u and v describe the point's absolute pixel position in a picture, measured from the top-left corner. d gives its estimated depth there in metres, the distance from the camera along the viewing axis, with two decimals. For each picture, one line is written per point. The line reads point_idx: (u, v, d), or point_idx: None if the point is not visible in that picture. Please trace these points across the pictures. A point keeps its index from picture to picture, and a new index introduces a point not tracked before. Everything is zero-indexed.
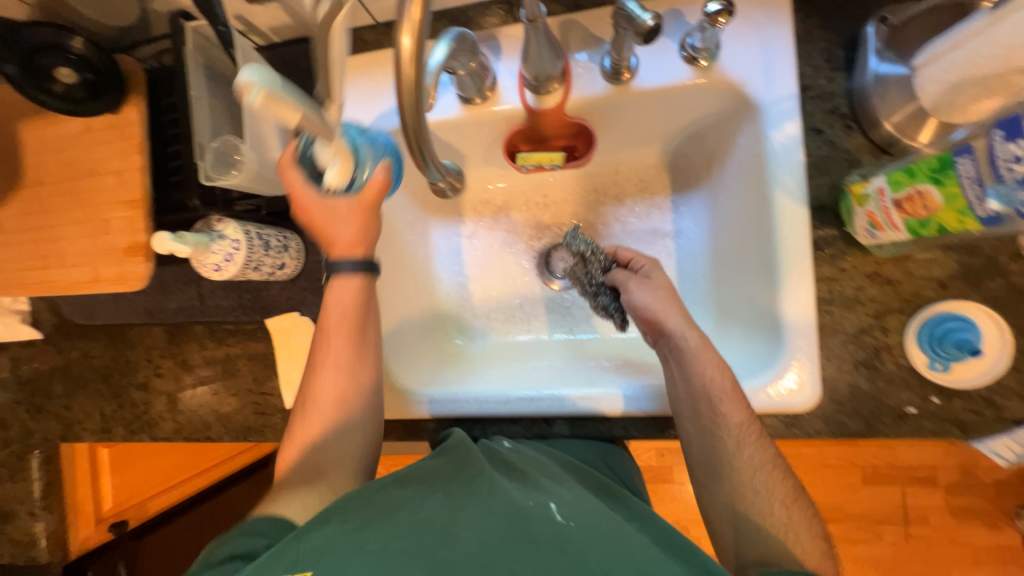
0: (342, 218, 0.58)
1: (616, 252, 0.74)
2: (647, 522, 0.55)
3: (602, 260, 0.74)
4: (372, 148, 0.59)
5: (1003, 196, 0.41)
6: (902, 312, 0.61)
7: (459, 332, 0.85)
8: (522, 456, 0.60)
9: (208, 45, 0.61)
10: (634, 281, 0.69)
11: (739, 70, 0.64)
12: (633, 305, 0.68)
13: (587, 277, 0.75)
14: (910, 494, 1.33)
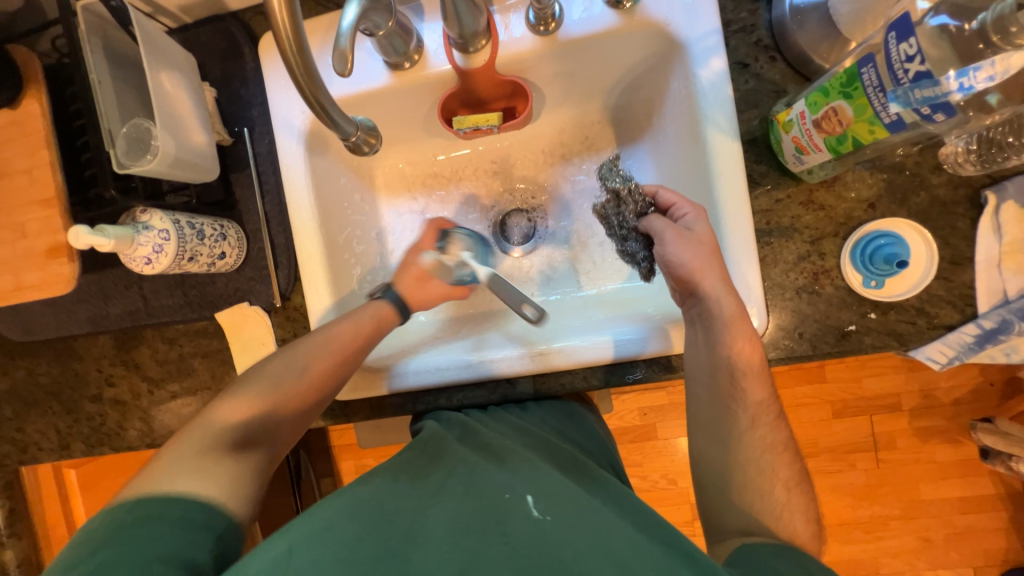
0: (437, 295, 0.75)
1: (656, 193, 0.68)
2: (635, 509, 0.54)
3: (637, 202, 0.71)
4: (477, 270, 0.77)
5: (901, 98, 0.42)
6: (837, 235, 0.63)
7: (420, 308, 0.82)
8: (505, 444, 0.59)
9: (105, 25, 0.57)
10: (672, 233, 0.63)
11: (663, 11, 0.63)
12: (666, 260, 0.63)
13: (618, 220, 0.73)
14: (877, 421, 1.41)
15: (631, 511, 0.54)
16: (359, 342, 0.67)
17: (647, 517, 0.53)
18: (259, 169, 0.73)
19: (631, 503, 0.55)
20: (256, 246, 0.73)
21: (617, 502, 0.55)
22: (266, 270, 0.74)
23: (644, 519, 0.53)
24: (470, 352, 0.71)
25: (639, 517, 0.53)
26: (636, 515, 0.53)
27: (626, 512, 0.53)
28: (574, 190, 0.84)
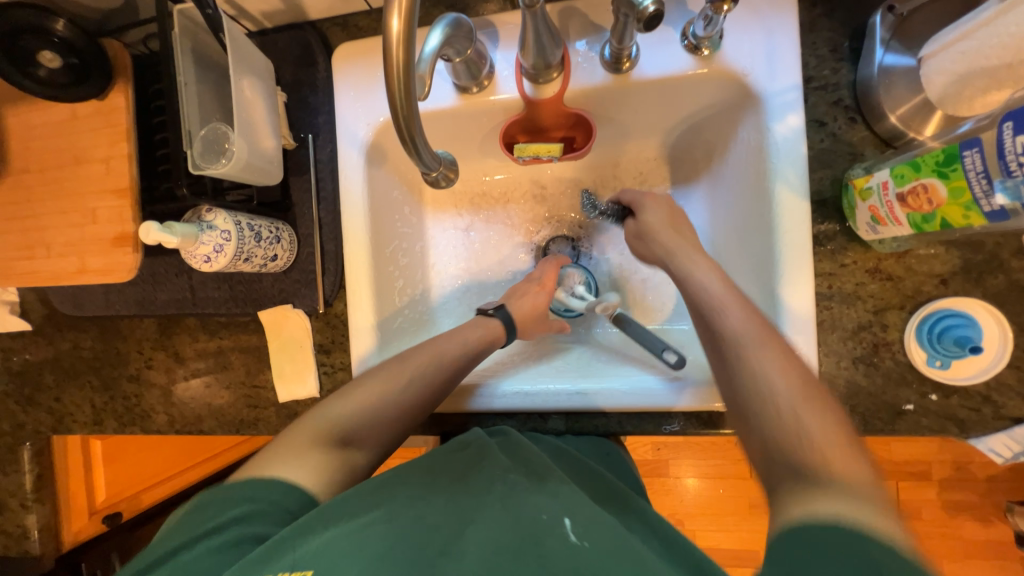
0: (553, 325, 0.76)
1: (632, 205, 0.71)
2: (665, 536, 0.46)
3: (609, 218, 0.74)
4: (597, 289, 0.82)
5: (1010, 191, 0.41)
6: (903, 308, 0.60)
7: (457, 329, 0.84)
8: (552, 469, 0.50)
9: (196, 29, 0.59)
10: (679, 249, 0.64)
11: (742, 60, 0.62)
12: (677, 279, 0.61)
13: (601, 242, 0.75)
14: (904, 489, 1.34)
15: (661, 540, 0.45)
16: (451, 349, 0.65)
17: (679, 541, 0.44)
18: (318, 175, 0.74)
19: (659, 527, 0.47)
20: (306, 250, 0.74)
21: (649, 534, 0.47)
22: (313, 274, 0.75)
23: (677, 543, 0.44)
24: (511, 383, 0.71)
25: (670, 542, 0.44)
26: (668, 542, 0.44)
27: (661, 539, 0.45)
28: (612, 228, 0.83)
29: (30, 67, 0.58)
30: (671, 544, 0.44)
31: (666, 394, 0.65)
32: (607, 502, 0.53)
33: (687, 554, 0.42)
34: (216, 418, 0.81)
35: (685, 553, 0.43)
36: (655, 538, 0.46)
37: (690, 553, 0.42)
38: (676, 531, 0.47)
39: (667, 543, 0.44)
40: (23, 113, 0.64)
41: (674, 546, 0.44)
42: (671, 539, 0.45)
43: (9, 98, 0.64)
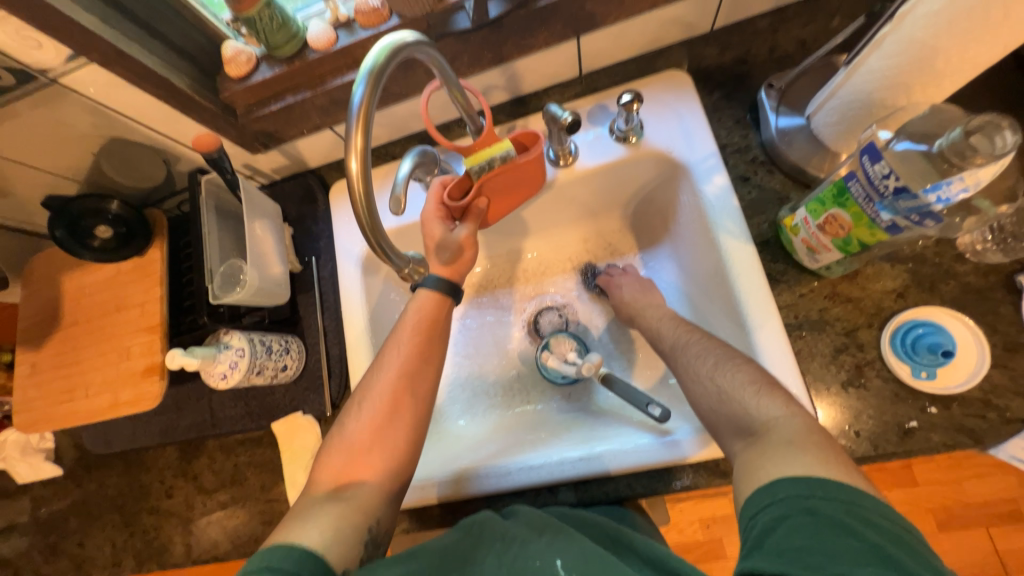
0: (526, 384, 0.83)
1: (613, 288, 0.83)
2: (817, 512, 0.42)
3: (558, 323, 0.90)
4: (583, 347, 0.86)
5: (890, 208, 0.47)
6: (872, 326, 0.62)
7: (461, 414, 0.87)
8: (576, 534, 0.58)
9: (219, 190, 0.73)
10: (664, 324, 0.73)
11: (664, 141, 0.74)
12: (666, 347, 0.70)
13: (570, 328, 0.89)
14: (997, 536, 1.16)
15: (807, 514, 0.42)
16: (406, 359, 0.71)
17: (883, 518, 0.42)
18: (321, 291, 0.84)
19: (818, 508, 0.42)
20: (314, 357, 0.81)
21: (799, 504, 0.43)
22: (320, 379, 0.81)
23: (899, 529, 0.41)
24: (515, 460, 0.72)
25: (857, 523, 0.41)
26: (844, 529, 0.41)
27: (825, 532, 0.41)
28: (577, 298, 0.91)
29: (87, 239, 0.72)
30: (863, 519, 0.41)
31: (654, 450, 0.66)
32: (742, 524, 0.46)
33: (857, 534, 0.40)
34: (232, 543, 0.81)
35: (867, 552, 0.39)
36: (802, 502, 0.43)
37: (886, 552, 0.39)
38: (819, 486, 0.44)
39: (883, 529, 0.41)
40: (77, 277, 0.77)
41: (859, 538, 0.40)
42: (824, 508, 0.42)
43: (66, 267, 0.78)
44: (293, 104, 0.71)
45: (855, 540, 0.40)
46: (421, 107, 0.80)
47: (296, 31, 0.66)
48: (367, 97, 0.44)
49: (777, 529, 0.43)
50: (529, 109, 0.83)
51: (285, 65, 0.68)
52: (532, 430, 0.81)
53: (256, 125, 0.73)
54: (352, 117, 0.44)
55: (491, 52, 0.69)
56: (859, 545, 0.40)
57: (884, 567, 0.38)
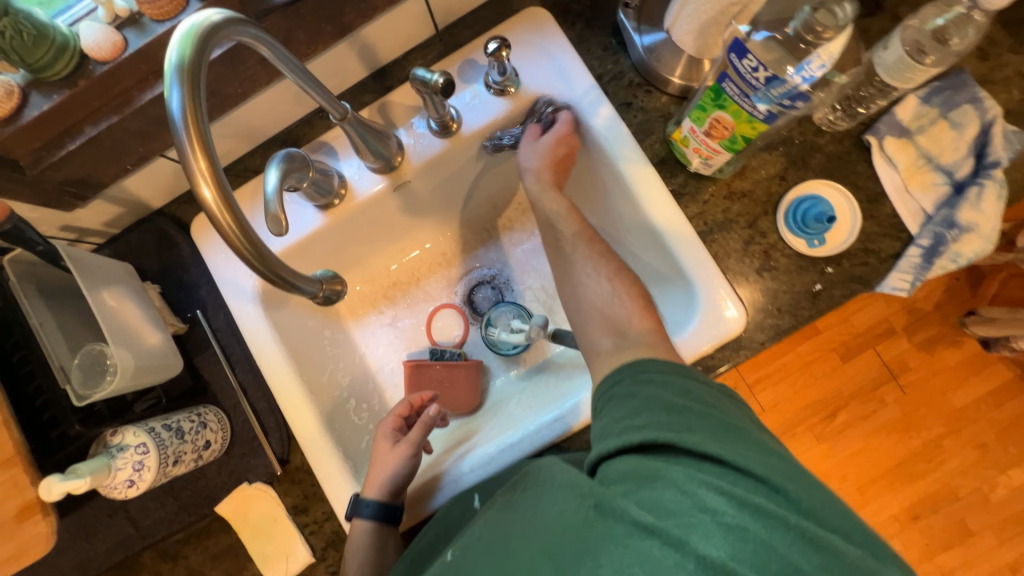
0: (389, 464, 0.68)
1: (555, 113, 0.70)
2: (615, 394, 0.55)
3: (489, 296, 0.88)
4: (517, 311, 0.85)
5: (764, 98, 0.50)
6: (768, 213, 0.68)
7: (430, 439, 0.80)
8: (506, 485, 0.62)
9: (36, 266, 0.57)
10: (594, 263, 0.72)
11: (542, 84, 0.71)
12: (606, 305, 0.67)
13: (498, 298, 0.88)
14: (881, 350, 1.42)
15: (609, 399, 0.56)
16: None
17: (653, 372, 0.55)
18: (222, 344, 0.72)
19: (615, 389, 0.56)
20: (240, 420, 0.71)
21: (634, 383, 0.55)
22: (257, 441, 0.71)
23: (668, 378, 0.54)
24: (494, 443, 0.70)
25: (638, 386, 0.54)
26: (659, 397, 0.51)
27: (647, 399, 0.51)
28: (506, 262, 0.89)
29: None
30: (674, 389, 0.52)
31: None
32: (594, 402, 0.59)
33: (638, 394, 0.53)
34: None
35: (646, 402, 0.51)
36: (642, 375, 0.55)
37: (660, 399, 0.51)
38: (654, 367, 0.55)
39: (656, 383, 0.53)
40: None
41: (668, 402, 0.50)
42: (656, 378, 0.54)
43: None
44: (98, 137, 0.56)
45: (664, 404, 0.50)
46: (269, 105, 0.69)
47: (63, 41, 0.51)
48: (188, 100, 0.37)
49: (612, 406, 0.54)
50: (395, 82, 0.75)
51: (66, 89, 0.53)
52: (500, 410, 0.79)
53: (57, 174, 0.57)
54: (182, 138, 0.37)
55: (330, 25, 0.61)
56: (664, 405, 0.50)
57: (679, 413, 0.48)
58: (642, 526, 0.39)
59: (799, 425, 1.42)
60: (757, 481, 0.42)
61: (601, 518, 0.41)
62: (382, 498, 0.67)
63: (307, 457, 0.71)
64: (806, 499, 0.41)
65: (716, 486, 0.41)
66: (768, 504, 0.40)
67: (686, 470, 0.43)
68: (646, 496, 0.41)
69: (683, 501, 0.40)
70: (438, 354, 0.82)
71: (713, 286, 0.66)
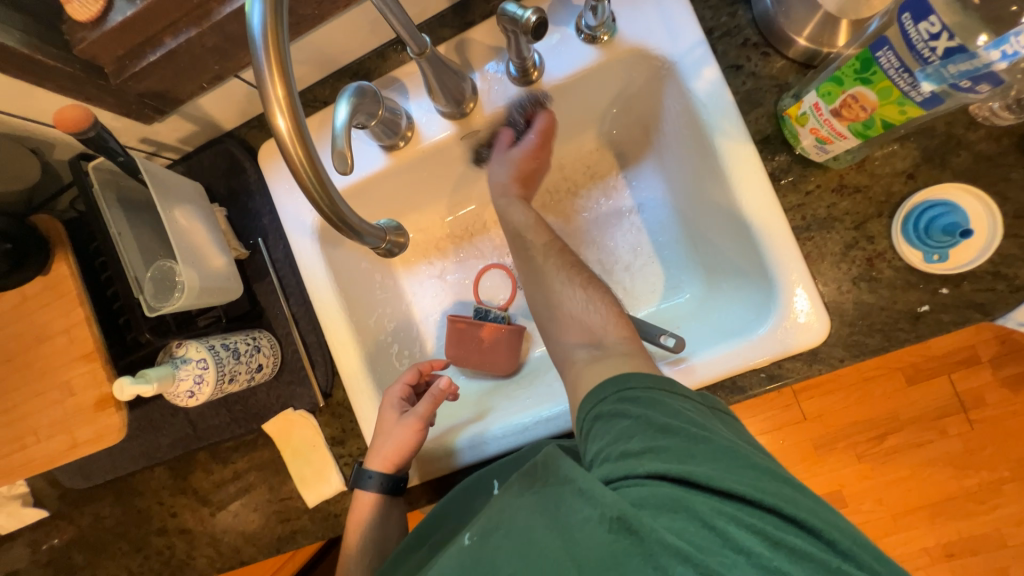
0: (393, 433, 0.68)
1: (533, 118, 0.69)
2: (601, 414, 0.53)
3: None
4: None
5: (933, 76, 0.42)
6: (882, 215, 0.59)
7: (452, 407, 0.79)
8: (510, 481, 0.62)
9: (117, 177, 0.59)
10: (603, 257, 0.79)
11: (641, 35, 0.63)
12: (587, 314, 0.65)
13: None
14: (957, 379, 1.28)
15: (596, 420, 0.53)
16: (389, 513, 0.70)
17: (640, 390, 0.52)
18: (279, 274, 0.74)
19: (600, 411, 0.53)
20: (290, 349, 0.73)
21: (623, 404, 0.52)
22: (303, 371, 0.73)
23: (659, 393, 0.52)
24: (528, 413, 0.69)
25: (627, 405, 0.52)
26: (651, 417, 0.49)
27: (639, 420, 0.49)
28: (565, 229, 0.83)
29: None
30: (665, 408, 0.50)
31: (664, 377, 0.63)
32: (577, 421, 0.56)
33: (629, 415, 0.51)
34: (255, 545, 0.78)
35: (639, 424, 0.49)
36: (627, 393, 0.53)
37: (655, 420, 0.49)
38: (639, 382, 0.53)
39: (644, 401, 0.51)
40: None
41: (662, 423, 0.48)
42: (643, 398, 0.51)
43: None
44: (178, 50, 0.55)
45: (659, 425, 0.48)
46: (345, 31, 0.65)
47: None
48: (270, 18, 0.35)
49: (599, 427, 0.52)
50: (476, 17, 0.68)
51: None
52: (536, 379, 0.78)
53: (138, 86, 0.57)
54: (260, 59, 0.35)
55: None
56: (660, 426, 0.48)
57: (679, 437, 0.47)
58: (676, 560, 0.38)
59: (844, 440, 1.33)
60: (781, 515, 0.41)
61: (628, 546, 0.40)
62: (386, 471, 0.69)
63: (349, 394, 0.73)
64: (832, 533, 0.41)
65: (743, 522, 0.40)
66: (795, 540, 0.40)
67: (710, 503, 0.42)
68: (669, 525, 0.40)
69: (708, 538, 0.40)
70: (483, 312, 0.81)
71: (797, 289, 0.59)
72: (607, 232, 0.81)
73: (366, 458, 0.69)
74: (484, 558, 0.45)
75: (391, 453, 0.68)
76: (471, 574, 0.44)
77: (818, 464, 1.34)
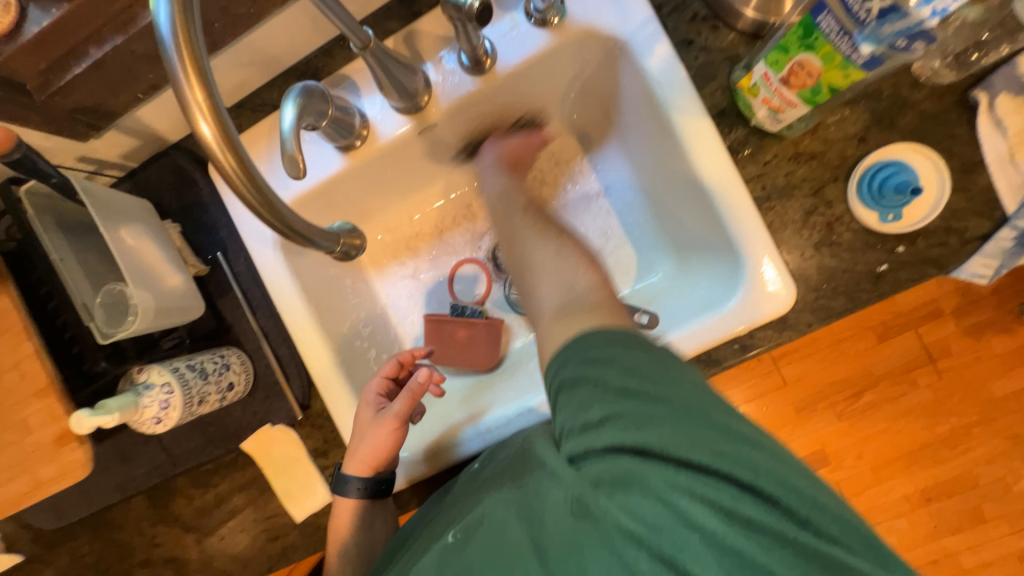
0: (374, 435, 0.67)
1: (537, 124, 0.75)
2: (561, 378, 0.49)
3: None
4: None
5: (871, 37, 0.42)
6: (838, 179, 0.60)
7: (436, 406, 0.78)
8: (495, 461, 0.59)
9: (54, 200, 0.56)
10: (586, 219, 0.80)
11: (591, 15, 0.62)
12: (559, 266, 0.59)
13: None
14: (926, 332, 1.32)
15: (558, 385, 0.49)
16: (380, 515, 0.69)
17: (601, 348, 0.48)
18: (243, 288, 0.72)
19: (561, 374, 0.49)
20: (262, 365, 0.71)
21: (581, 363, 0.48)
22: (278, 385, 0.71)
23: (620, 353, 0.47)
24: (512, 405, 0.69)
25: (587, 367, 0.47)
26: (609, 380, 0.45)
27: (599, 384, 0.46)
28: None
29: None
30: (627, 367, 0.46)
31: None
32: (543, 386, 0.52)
33: (588, 379, 0.46)
34: (246, 566, 0.76)
35: (598, 389, 0.46)
36: (587, 353, 0.48)
37: (613, 384, 0.45)
38: (597, 341, 0.48)
39: (604, 362, 0.47)
40: None
41: (621, 387, 0.45)
42: (603, 357, 0.47)
43: None
44: (105, 60, 0.52)
45: (618, 389, 0.45)
46: (286, 29, 0.62)
47: None
48: (179, 19, 0.33)
49: (560, 394, 0.48)
50: (423, 7, 0.66)
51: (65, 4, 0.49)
52: (518, 371, 0.77)
53: (66, 102, 0.54)
54: (174, 64, 0.33)
55: None
56: (620, 394, 0.44)
57: (637, 402, 0.43)
58: (628, 539, 0.39)
59: (823, 400, 1.37)
60: (742, 487, 0.39)
61: (587, 528, 0.41)
62: (362, 475, 0.68)
63: (328, 404, 0.71)
64: (803, 511, 0.39)
65: (704, 501, 0.39)
66: (759, 517, 0.38)
67: (671, 480, 0.40)
68: (624, 504, 0.40)
69: (663, 516, 0.39)
70: (460, 309, 0.80)
71: (762, 260, 0.60)
72: (576, 218, 0.81)
73: (344, 461, 0.69)
74: (462, 555, 0.48)
75: (369, 457, 0.68)
76: (450, 570, 0.47)
77: (800, 426, 1.39)
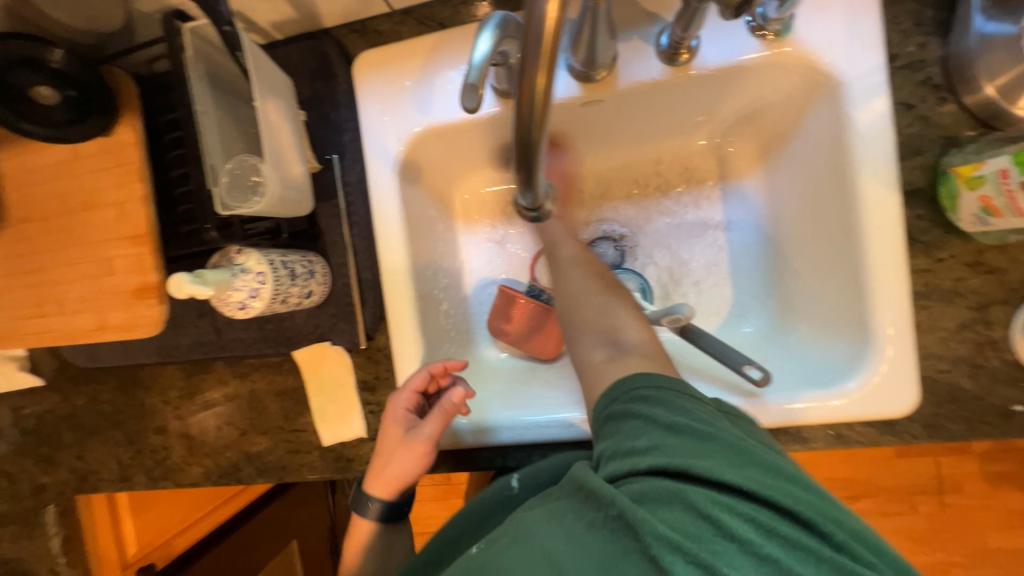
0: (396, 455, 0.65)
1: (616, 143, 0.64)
2: (609, 413, 0.48)
3: (612, 255, 0.77)
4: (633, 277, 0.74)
5: None
6: (1007, 303, 0.55)
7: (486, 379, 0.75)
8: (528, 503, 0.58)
9: (210, 49, 0.53)
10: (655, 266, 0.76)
11: (818, 41, 0.57)
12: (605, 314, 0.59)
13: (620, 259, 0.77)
14: (944, 463, 1.29)
15: (606, 419, 0.48)
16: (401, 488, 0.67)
17: (649, 388, 0.47)
18: (347, 198, 0.68)
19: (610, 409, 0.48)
20: (340, 282, 0.68)
21: (629, 400, 0.48)
22: (351, 307, 0.69)
23: (669, 393, 0.46)
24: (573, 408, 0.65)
25: (636, 404, 0.46)
26: (657, 416, 0.44)
27: (647, 419, 0.44)
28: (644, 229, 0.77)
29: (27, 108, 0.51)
30: (676, 406, 0.45)
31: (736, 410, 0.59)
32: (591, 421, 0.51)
33: (636, 415, 0.45)
34: (256, 468, 0.75)
35: (644, 424, 0.44)
36: (634, 392, 0.48)
37: (659, 419, 0.44)
38: (648, 381, 0.48)
39: (652, 400, 0.46)
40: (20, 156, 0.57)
41: (667, 421, 0.43)
42: (652, 397, 0.46)
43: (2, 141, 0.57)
44: None
45: (666, 423, 0.43)
46: None
47: None
48: None
49: (606, 427, 0.47)
50: None
51: None
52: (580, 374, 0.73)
53: None
54: None
55: None
56: (664, 424, 0.43)
57: (684, 433, 0.42)
58: (670, 549, 0.34)
59: None
60: (793, 519, 0.36)
61: (626, 540, 0.36)
62: (384, 497, 0.67)
63: (393, 343, 0.68)
64: (837, 535, 0.36)
65: (742, 511, 0.36)
66: (794, 532, 0.36)
67: (706, 491, 0.37)
68: (666, 517, 0.36)
69: (703, 528, 0.35)
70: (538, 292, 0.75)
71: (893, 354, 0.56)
72: (688, 243, 0.76)
73: (365, 482, 0.67)
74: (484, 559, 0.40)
75: (390, 480, 0.66)
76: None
77: None
